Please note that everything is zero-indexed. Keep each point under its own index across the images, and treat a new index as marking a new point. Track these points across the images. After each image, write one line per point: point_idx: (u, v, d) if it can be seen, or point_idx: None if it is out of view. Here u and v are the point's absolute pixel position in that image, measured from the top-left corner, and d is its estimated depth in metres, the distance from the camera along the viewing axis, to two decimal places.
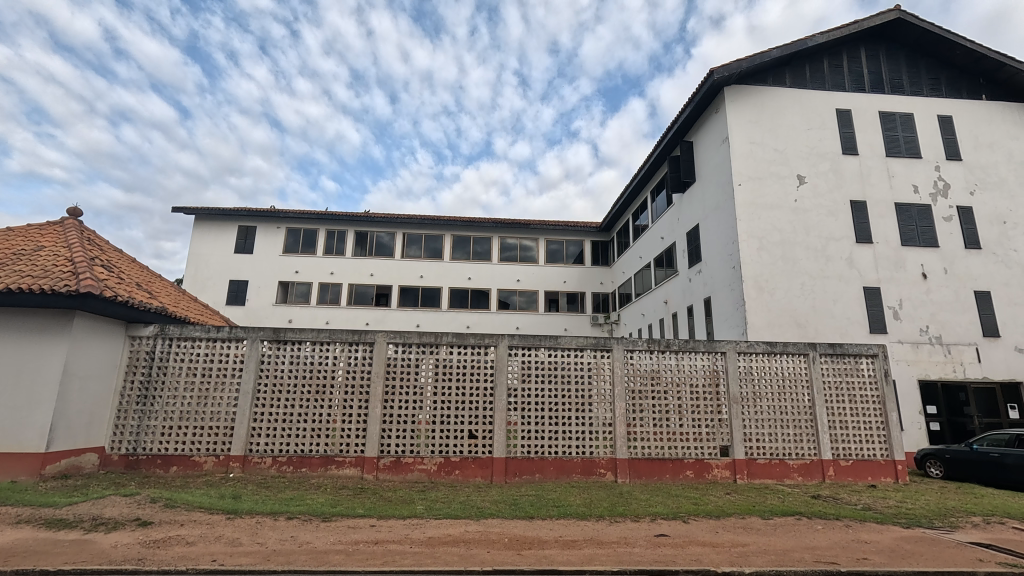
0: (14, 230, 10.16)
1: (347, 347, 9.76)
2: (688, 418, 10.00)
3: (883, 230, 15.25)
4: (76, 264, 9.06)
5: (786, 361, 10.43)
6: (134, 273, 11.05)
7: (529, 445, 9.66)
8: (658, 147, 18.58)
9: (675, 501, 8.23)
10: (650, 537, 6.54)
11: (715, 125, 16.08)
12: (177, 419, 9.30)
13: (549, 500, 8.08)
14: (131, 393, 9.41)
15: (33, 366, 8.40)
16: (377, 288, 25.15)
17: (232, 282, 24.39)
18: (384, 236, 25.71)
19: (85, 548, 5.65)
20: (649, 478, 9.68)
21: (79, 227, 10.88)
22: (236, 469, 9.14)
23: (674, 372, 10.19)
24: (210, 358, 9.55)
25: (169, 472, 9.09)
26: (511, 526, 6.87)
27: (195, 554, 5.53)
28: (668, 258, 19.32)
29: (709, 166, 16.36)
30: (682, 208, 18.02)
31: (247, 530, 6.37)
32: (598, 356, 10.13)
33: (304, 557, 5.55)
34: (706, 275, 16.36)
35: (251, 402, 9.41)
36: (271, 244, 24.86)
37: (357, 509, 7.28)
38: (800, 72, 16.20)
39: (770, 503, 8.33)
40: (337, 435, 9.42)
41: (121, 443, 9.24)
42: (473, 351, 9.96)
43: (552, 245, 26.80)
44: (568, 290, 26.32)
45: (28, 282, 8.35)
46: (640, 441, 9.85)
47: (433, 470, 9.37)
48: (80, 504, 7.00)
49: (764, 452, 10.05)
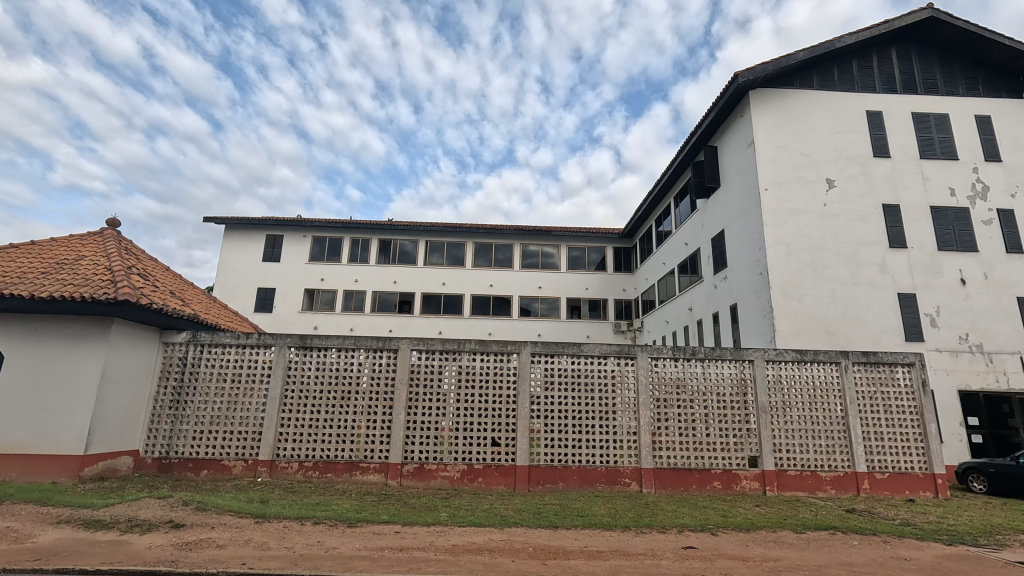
0: (57, 240, 10.60)
1: (371, 353, 9.88)
2: (714, 427, 9.80)
3: (918, 235, 14.76)
4: (115, 273, 9.38)
5: (817, 370, 10.13)
6: (169, 281, 11.41)
7: (553, 453, 9.60)
8: (682, 152, 18.41)
9: (703, 512, 8.05)
10: (678, 549, 6.41)
11: (741, 130, 15.82)
12: (208, 423, 9.52)
13: (574, 509, 7.99)
14: (164, 398, 9.68)
15: (73, 372, 8.71)
16: (400, 295, 25.43)
17: (260, 290, 24.95)
18: (408, 244, 26.04)
19: (121, 549, 5.81)
20: (675, 488, 9.51)
21: (118, 237, 11.33)
22: (264, 473, 9.29)
23: (700, 381, 10.01)
24: (240, 364, 9.77)
25: (200, 475, 9.31)
26: (536, 535, 6.82)
27: (225, 558, 5.62)
28: (692, 264, 19.03)
29: (734, 171, 16.10)
30: (707, 213, 17.76)
31: (275, 534, 6.47)
32: (622, 363, 10.01)
33: (331, 562, 5.59)
34: (732, 281, 16.05)
35: (279, 407, 9.58)
36: (298, 252, 25.39)
37: (382, 515, 7.32)
38: (828, 75, 15.87)
39: (802, 516, 8.09)
40: (362, 441, 9.52)
41: (155, 446, 9.52)
42: (495, 358, 9.95)
43: (574, 252, 26.67)
44: (590, 297, 26.17)
45: (68, 291, 8.65)
46: (667, 451, 9.69)
47: (456, 477, 9.37)
48: (116, 506, 7.22)
49: (796, 464, 9.76)
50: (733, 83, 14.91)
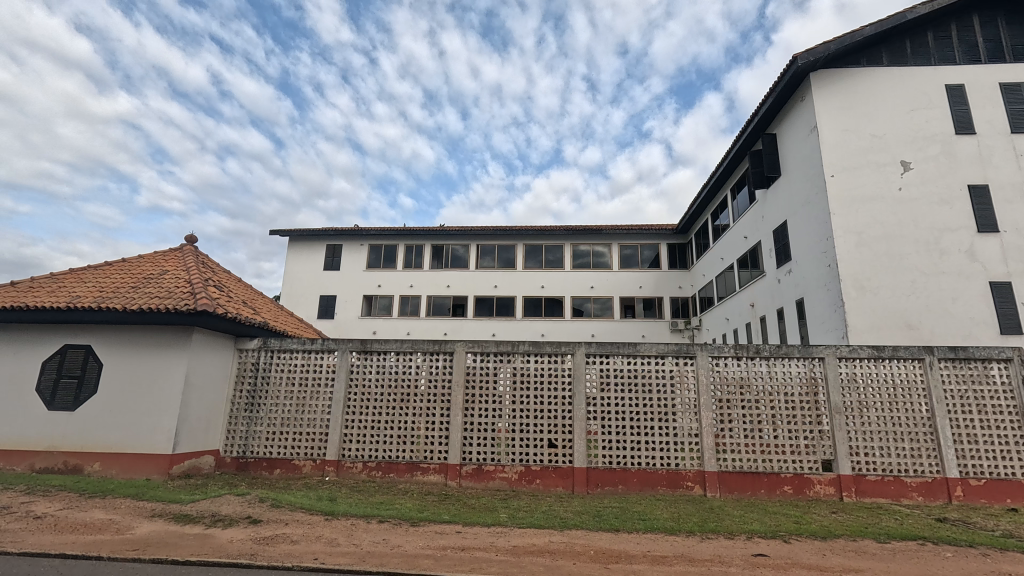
0: (144, 257, 11.59)
1: (428, 357, 10.11)
2: (782, 429, 9.32)
3: (1011, 217, 13.41)
4: (194, 286, 10.13)
5: (897, 367, 9.41)
6: (241, 292, 12.20)
7: (611, 455, 9.45)
8: (738, 142, 17.66)
9: (774, 518, 7.66)
10: (747, 556, 6.13)
11: (802, 114, 14.98)
12: (280, 425, 10.08)
13: (635, 513, 7.83)
14: (240, 401, 10.35)
15: (161, 377, 9.47)
16: (453, 299, 25.90)
17: (322, 297, 26.14)
18: (460, 248, 26.50)
19: (207, 542, 6.25)
20: (741, 493, 9.11)
21: (196, 252, 12.24)
22: (332, 472, 9.71)
23: (765, 380, 9.54)
24: (306, 368, 10.27)
25: (274, 474, 9.86)
26: (597, 538, 6.73)
27: (299, 552, 5.92)
28: (753, 258, 18.19)
29: (796, 158, 15.27)
30: (767, 204, 16.93)
31: (343, 531, 6.75)
32: (680, 363, 9.72)
33: (396, 560, 5.76)
34: (797, 275, 15.21)
35: (343, 410, 10.00)
36: (356, 261, 26.43)
37: (443, 515, 7.47)
38: (899, 49, 14.75)
39: (885, 525, 7.52)
40: (422, 442, 9.76)
41: (233, 446, 10.19)
42: (550, 359, 9.91)
43: (626, 250, 26.19)
44: (644, 295, 25.59)
45: (155, 303, 9.42)
46: (731, 454, 9.31)
47: (514, 478, 9.41)
48: (201, 501, 7.78)
49: (876, 468, 9.09)
50: (791, 66, 14.15)
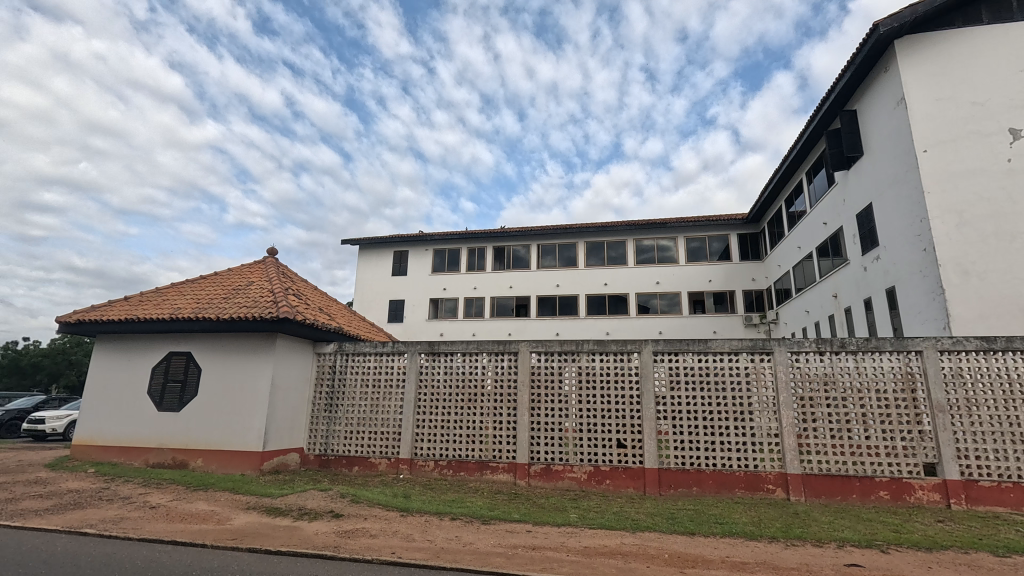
0: (233, 270, 12.61)
1: (494, 357, 10.24)
2: (875, 429, 8.59)
3: None
4: (276, 295, 10.89)
5: (1012, 360, 8.40)
6: (317, 299, 12.97)
7: (684, 456, 9.12)
8: (813, 121, 16.49)
9: (868, 526, 7.07)
10: (838, 565, 5.71)
11: (886, 86, 13.74)
12: (357, 424, 10.62)
13: (711, 516, 7.51)
14: (320, 401, 11.00)
15: (251, 380, 10.24)
16: (517, 299, 26.08)
17: (391, 302, 27.22)
18: (521, 249, 26.65)
19: (295, 534, 6.70)
20: (830, 498, 8.49)
21: (277, 263, 13.16)
22: (406, 470, 10.09)
23: (854, 376, 8.83)
24: (379, 370, 10.74)
25: (353, 471, 10.39)
26: (671, 541, 6.52)
27: (378, 546, 6.20)
28: (835, 245, 16.90)
29: (881, 134, 14.03)
30: (849, 186, 15.68)
31: (418, 527, 6.99)
32: (756, 360, 9.22)
33: (469, 557, 5.88)
34: (886, 261, 13.97)
35: (414, 410, 10.35)
36: (422, 265, 27.30)
37: (513, 514, 7.54)
38: (1002, 4, 13.15)
39: (1003, 536, 6.73)
40: (490, 442, 9.90)
41: (316, 444, 10.85)
42: (616, 358, 9.72)
43: (692, 243, 25.21)
44: (714, 289, 24.51)
45: (243, 312, 10.22)
46: (817, 456, 8.71)
47: (583, 478, 9.32)
48: (289, 496, 8.34)
49: (990, 473, 8.16)
50: (872, 35, 13.02)
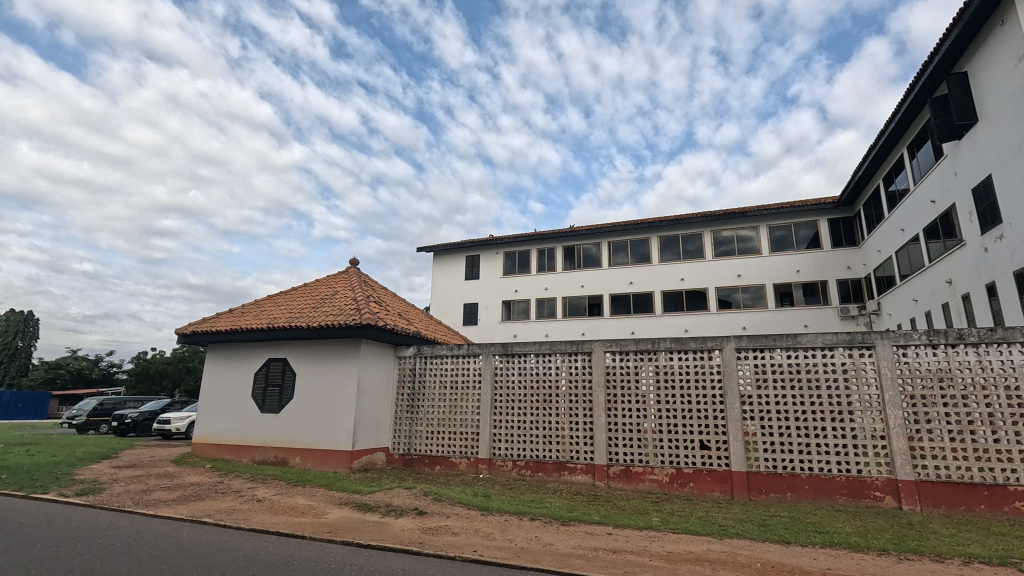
0: (320, 281, 13.54)
1: (567, 357, 10.19)
2: (1005, 431, 7.57)
3: None
4: (359, 303, 11.54)
5: None
6: (397, 305, 13.60)
7: (775, 459, 8.55)
8: (914, 89, 14.85)
9: (1001, 541, 6.23)
10: None
11: (1004, 41, 12.08)
12: (437, 425, 11.00)
13: (809, 524, 6.98)
14: (402, 403, 11.51)
15: (339, 383, 10.92)
16: (589, 298, 25.78)
17: (465, 305, 27.91)
18: (591, 247, 26.32)
19: (384, 529, 7.05)
20: (952, 508, 7.59)
21: (359, 273, 13.95)
22: (485, 470, 10.30)
23: (976, 372, 7.83)
24: (455, 372, 11.05)
25: (435, 470, 10.77)
26: (763, 550, 6.14)
27: (460, 544, 6.38)
28: (946, 224, 15.11)
29: (999, 96, 12.35)
30: (962, 157, 13.95)
31: (499, 526, 7.11)
32: (855, 355, 8.45)
33: (549, 557, 5.89)
34: (1013, 240, 12.28)
35: (491, 410, 10.55)
36: (493, 268, 27.76)
37: (593, 516, 7.45)
38: None
39: None
40: (567, 442, 9.86)
41: (400, 444, 11.36)
42: (695, 356, 9.32)
43: (776, 232, 23.61)
44: (803, 280, 22.79)
45: (330, 320, 10.94)
46: (932, 460, 7.83)
47: (665, 481, 9.02)
48: (377, 493, 8.80)
49: None
50: None
